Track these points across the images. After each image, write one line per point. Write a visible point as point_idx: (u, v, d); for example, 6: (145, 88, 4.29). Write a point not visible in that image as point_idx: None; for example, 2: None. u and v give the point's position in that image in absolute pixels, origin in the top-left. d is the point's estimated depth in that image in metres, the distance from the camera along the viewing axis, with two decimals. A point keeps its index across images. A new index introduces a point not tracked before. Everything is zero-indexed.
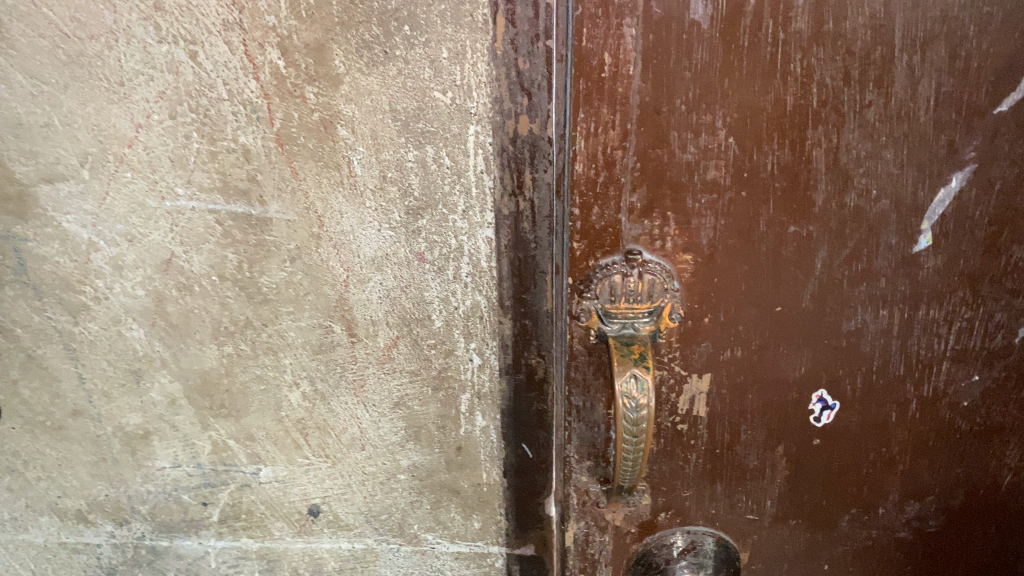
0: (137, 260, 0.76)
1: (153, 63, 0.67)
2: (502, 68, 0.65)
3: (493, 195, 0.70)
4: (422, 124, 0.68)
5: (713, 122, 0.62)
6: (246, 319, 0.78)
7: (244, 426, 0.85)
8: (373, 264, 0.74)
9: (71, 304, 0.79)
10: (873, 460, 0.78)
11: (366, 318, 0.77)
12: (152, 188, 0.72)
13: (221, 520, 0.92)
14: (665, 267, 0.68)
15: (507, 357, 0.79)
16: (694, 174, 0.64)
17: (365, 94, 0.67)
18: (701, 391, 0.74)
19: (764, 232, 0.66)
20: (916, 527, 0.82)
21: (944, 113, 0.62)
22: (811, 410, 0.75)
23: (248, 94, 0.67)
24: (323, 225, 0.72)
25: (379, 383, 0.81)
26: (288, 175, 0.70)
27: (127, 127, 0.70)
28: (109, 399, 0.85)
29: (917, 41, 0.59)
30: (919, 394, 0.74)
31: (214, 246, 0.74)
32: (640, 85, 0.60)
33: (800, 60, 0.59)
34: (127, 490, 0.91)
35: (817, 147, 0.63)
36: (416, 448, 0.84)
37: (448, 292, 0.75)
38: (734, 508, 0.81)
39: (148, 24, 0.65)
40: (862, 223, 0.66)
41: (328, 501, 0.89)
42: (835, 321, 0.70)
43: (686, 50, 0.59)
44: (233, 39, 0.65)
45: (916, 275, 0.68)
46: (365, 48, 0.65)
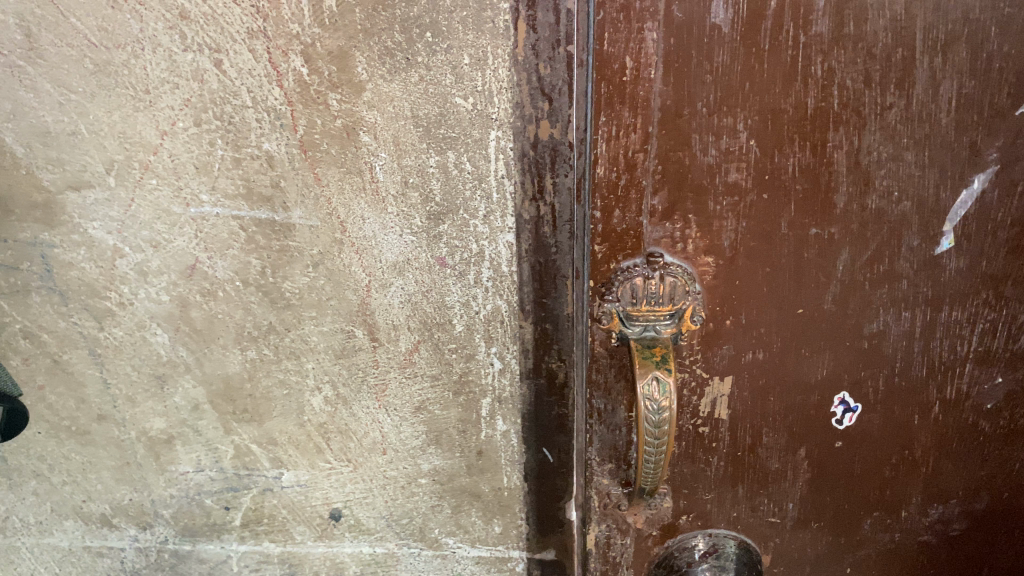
0: (161, 266, 0.77)
1: (179, 71, 0.68)
2: (523, 74, 0.65)
3: (514, 200, 0.71)
4: (444, 129, 0.68)
5: (735, 125, 0.62)
6: (269, 324, 0.79)
7: (267, 431, 0.86)
8: (395, 269, 0.75)
9: (96, 310, 0.80)
10: (896, 463, 0.78)
11: (388, 323, 0.78)
12: (177, 195, 0.73)
13: (244, 524, 0.93)
14: (687, 269, 0.68)
15: (528, 361, 0.79)
16: (715, 177, 0.64)
17: (388, 101, 0.67)
18: (722, 394, 0.74)
19: (786, 235, 0.67)
20: (940, 530, 0.82)
21: (965, 115, 0.62)
22: (833, 413, 0.75)
23: (273, 101, 0.68)
24: (346, 231, 0.73)
25: (401, 388, 0.81)
26: (312, 181, 0.71)
27: (153, 135, 0.71)
28: (134, 404, 0.86)
29: (938, 43, 0.59)
30: (942, 396, 0.74)
31: (238, 252, 0.75)
32: (661, 88, 0.61)
33: (821, 63, 0.59)
34: (151, 494, 0.91)
35: (838, 149, 0.63)
36: (437, 452, 0.85)
37: (469, 296, 0.76)
38: (755, 511, 0.81)
39: (174, 33, 0.66)
40: (884, 224, 0.66)
41: (350, 505, 0.90)
42: (857, 324, 0.70)
43: (707, 54, 0.59)
44: (257, 47, 0.66)
45: (939, 277, 0.68)
46: (388, 55, 0.66)
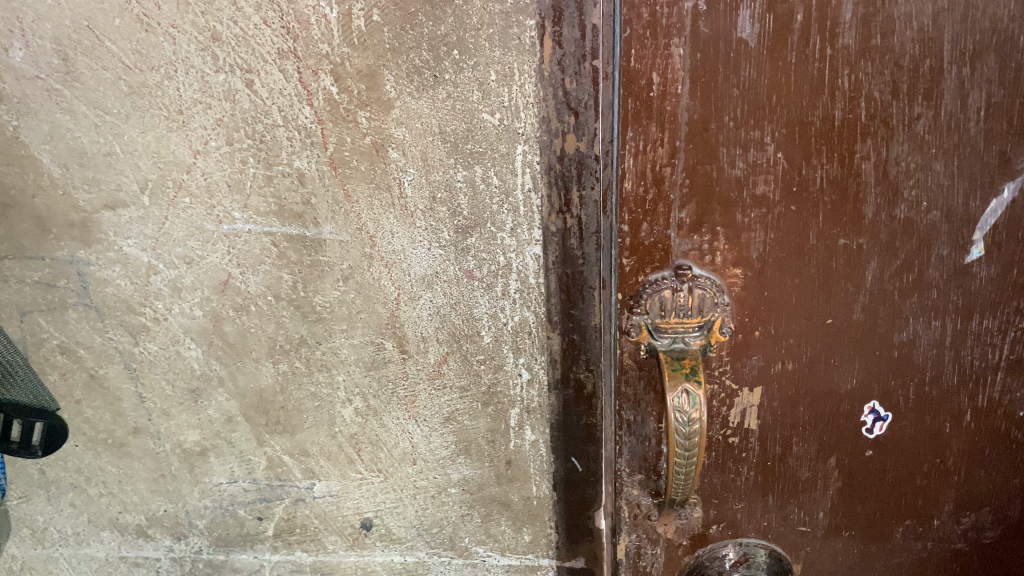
0: (195, 282, 0.78)
1: (211, 92, 0.69)
2: (549, 89, 0.66)
3: (541, 213, 0.71)
4: (471, 145, 0.69)
5: (762, 138, 0.62)
6: (301, 337, 0.80)
7: (299, 442, 0.87)
8: (423, 282, 0.75)
9: (132, 325, 0.82)
10: (928, 471, 0.77)
11: (417, 335, 0.79)
12: (210, 212, 0.75)
13: (276, 534, 0.94)
14: (715, 281, 0.69)
15: (556, 372, 0.80)
16: (743, 189, 0.64)
17: (416, 117, 0.68)
18: (752, 404, 0.74)
19: (814, 246, 0.67)
20: (973, 538, 0.82)
21: (995, 124, 0.61)
22: (863, 422, 0.74)
23: (303, 120, 0.69)
24: (375, 245, 0.74)
25: (430, 399, 0.82)
26: (341, 198, 0.72)
27: (186, 154, 0.72)
28: (168, 417, 0.87)
29: (966, 53, 0.59)
30: (973, 404, 0.74)
31: (270, 267, 0.76)
32: (688, 103, 0.61)
33: (848, 75, 0.60)
34: (186, 505, 0.93)
35: (866, 161, 0.63)
36: (466, 462, 0.86)
37: (497, 308, 0.76)
38: (786, 520, 0.81)
39: (206, 55, 0.67)
40: (913, 234, 0.66)
41: (381, 515, 0.91)
42: (887, 333, 0.70)
43: (734, 69, 0.59)
44: (287, 67, 0.67)
45: (969, 286, 0.68)
46: (416, 72, 0.66)
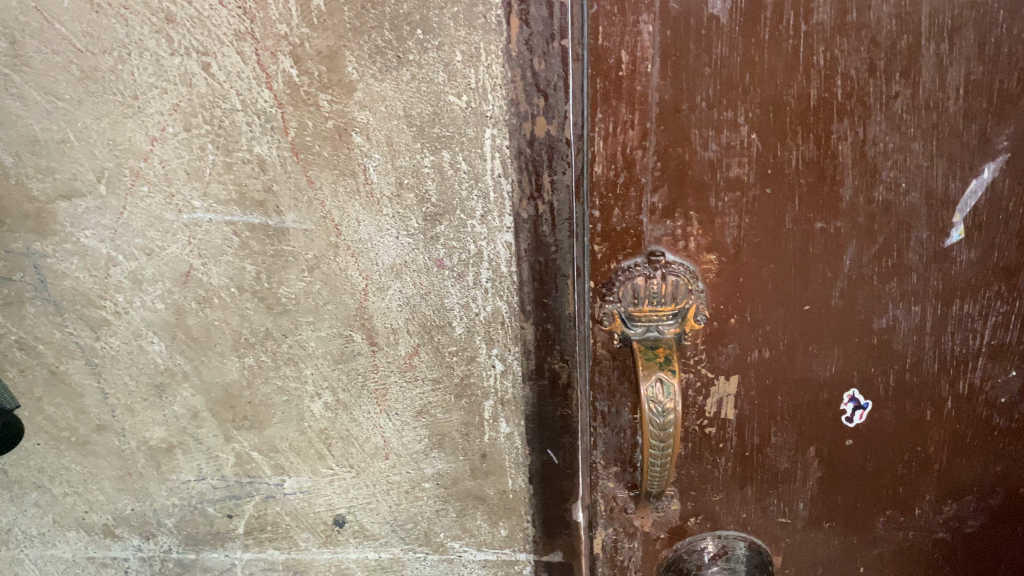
0: (156, 274, 0.76)
1: (167, 76, 0.66)
2: (517, 70, 0.63)
3: (511, 199, 0.69)
4: (438, 128, 0.67)
5: (736, 118, 0.60)
6: (266, 330, 0.78)
7: (268, 438, 0.85)
8: (392, 272, 0.73)
9: (92, 320, 0.79)
10: (909, 460, 0.76)
11: (387, 326, 0.76)
12: (169, 201, 0.72)
13: (247, 532, 0.92)
14: (689, 268, 0.67)
15: (530, 362, 0.78)
16: (717, 172, 0.62)
17: (379, 100, 0.66)
18: (728, 393, 0.72)
19: (791, 230, 0.65)
20: (955, 527, 0.81)
21: (975, 102, 0.59)
22: (843, 410, 0.73)
23: (262, 104, 0.67)
24: (340, 233, 0.72)
25: (401, 392, 0.80)
26: (304, 184, 0.70)
27: (143, 141, 0.70)
28: (133, 413, 0.85)
29: (945, 29, 0.57)
30: (954, 391, 0.72)
31: (232, 258, 0.74)
32: (659, 83, 0.59)
33: (823, 52, 0.57)
34: (153, 503, 0.91)
35: (843, 141, 0.61)
36: (440, 456, 0.84)
37: (468, 298, 0.74)
38: (766, 512, 0.79)
39: (160, 37, 0.65)
40: (892, 218, 0.64)
41: (354, 511, 0.89)
42: (866, 320, 0.68)
43: (706, 46, 0.57)
44: (245, 49, 0.64)
45: (950, 270, 0.66)
46: (378, 54, 0.64)
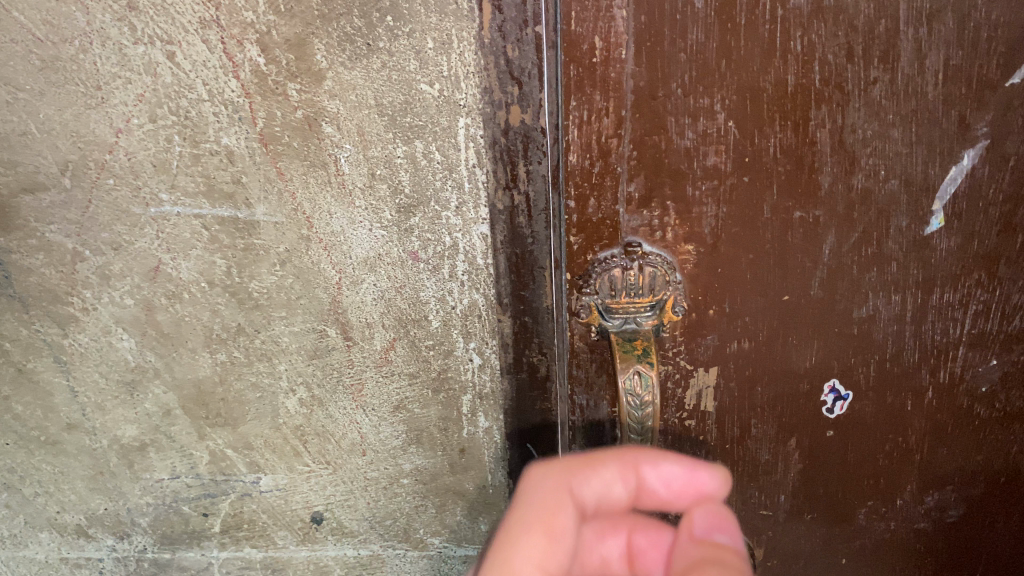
0: (124, 269, 0.74)
1: (130, 65, 0.64)
2: (490, 57, 0.62)
3: (487, 189, 0.68)
4: (410, 118, 0.65)
5: (712, 106, 0.57)
6: (238, 326, 0.76)
7: (242, 435, 0.83)
8: (366, 265, 0.72)
9: (60, 316, 0.78)
10: (890, 450, 0.75)
11: (362, 321, 0.75)
12: (136, 194, 0.70)
13: (224, 530, 0.91)
14: (666, 258, 0.64)
15: (508, 356, 0.76)
16: (693, 160, 0.59)
17: (350, 89, 0.64)
18: (708, 385, 0.71)
19: (769, 219, 0.62)
20: (936, 517, 0.80)
21: (953, 88, 0.57)
22: (823, 401, 0.72)
23: (229, 94, 0.65)
24: (312, 226, 0.70)
25: (377, 387, 0.79)
26: (274, 175, 0.68)
27: (107, 133, 0.68)
28: (104, 411, 0.83)
29: (923, 13, 0.54)
30: (934, 381, 0.72)
31: (202, 252, 0.73)
32: (634, 69, 0.55)
33: (801, 37, 0.54)
34: (127, 503, 0.89)
35: (821, 128, 0.58)
36: (418, 452, 0.83)
37: (444, 291, 0.73)
38: (746, 504, 0.79)
39: (123, 25, 0.62)
40: (871, 205, 0.62)
41: (332, 508, 0.88)
42: (846, 310, 0.67)
43: (681, 32, 0.54)
44: (210, 37, 0.62)
45: (929, 258, 0.65)
46: (348, 41, 0.62)
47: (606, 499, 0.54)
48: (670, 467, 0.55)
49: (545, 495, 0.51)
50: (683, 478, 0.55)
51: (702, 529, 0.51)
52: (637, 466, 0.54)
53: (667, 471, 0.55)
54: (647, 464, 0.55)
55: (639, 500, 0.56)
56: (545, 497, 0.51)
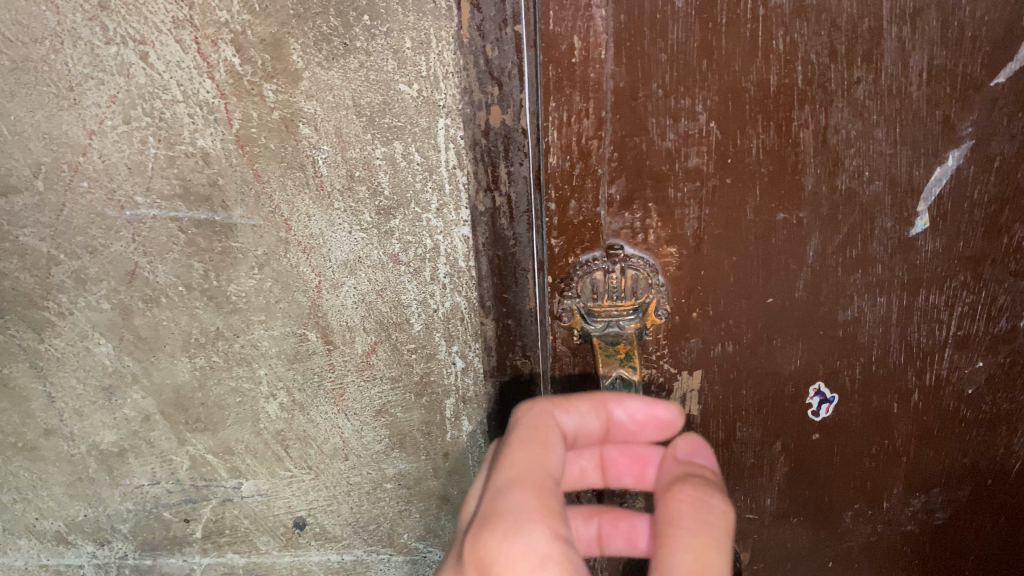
0: (100, 273, 0.73)
1: (103, 66, 0.63)
2: (469, 57, 0.60)
3: (468, 191, 0.67)
4: (389, 118, 0.64)
5: (693, 106, 0.56)
6: (216, 330, 0.75)
7: (223, 440, 0.82)
8: (346, 268, 0.71)
9: (35, 321, 0.76)
10: (876, 453, 0.75)
11: (342, 325, 0.74)
12: (111, 197, 0.69)
13: (205, 536, 0.90)
14: (649, 261, 0.63)
15: (491, 359, 0.75)
16: (675, 161, 0.58)
17: (327, 90, 0.63)
18: (692, 389, 0.70)
19: (752, 220, 0.61)
20: (923, 520, 0.80)
21: (937, 88, 0.56)
22: (809, 404, 0.71)
23: (204, 95, 0.64)
24: (291, 229, 0.69)
25: (359, 392, 0.78)
26: (251, 177, 0.67)
27: (80, 135, 0.66)
28: (81, 417, 0.82)
29: (906, 11, 0.53)
30: (921, 383, 0.71)
31: (179, 255, 0.71)
32: (613, 69, 0.54)
33: (782, 36, 0.53)
34: (107, 509, 0.88)
35: (804, 129, 0.57)
36: (401, 456, 0.82)
37: (426, 294, 0.72)
38: (733, 508, 0.78)
39: (94, 25, 0.61)
40: (856, 206, 0.61)
41: (314, 513, 0.88)
42: (831, 312, 0.66)
43: (661, 31, 0.53)
44: (184, 37, 0.61)
45: (914, 260, 0.64)
46: (324, 41, 0.61)
47: (581, 434, 0.54)
48: (632, 403, 0.55)
49: (535, 420, 0.51)
50: (645, 411, 0.55)
51: (683, 454, 0.53)
52: (607, 404, 0.54)
53: (633, 406, 0.55)
54: (614, 402, 0.55)
55: (609, 434, 0.56)
56: (531, 422, 0.51)
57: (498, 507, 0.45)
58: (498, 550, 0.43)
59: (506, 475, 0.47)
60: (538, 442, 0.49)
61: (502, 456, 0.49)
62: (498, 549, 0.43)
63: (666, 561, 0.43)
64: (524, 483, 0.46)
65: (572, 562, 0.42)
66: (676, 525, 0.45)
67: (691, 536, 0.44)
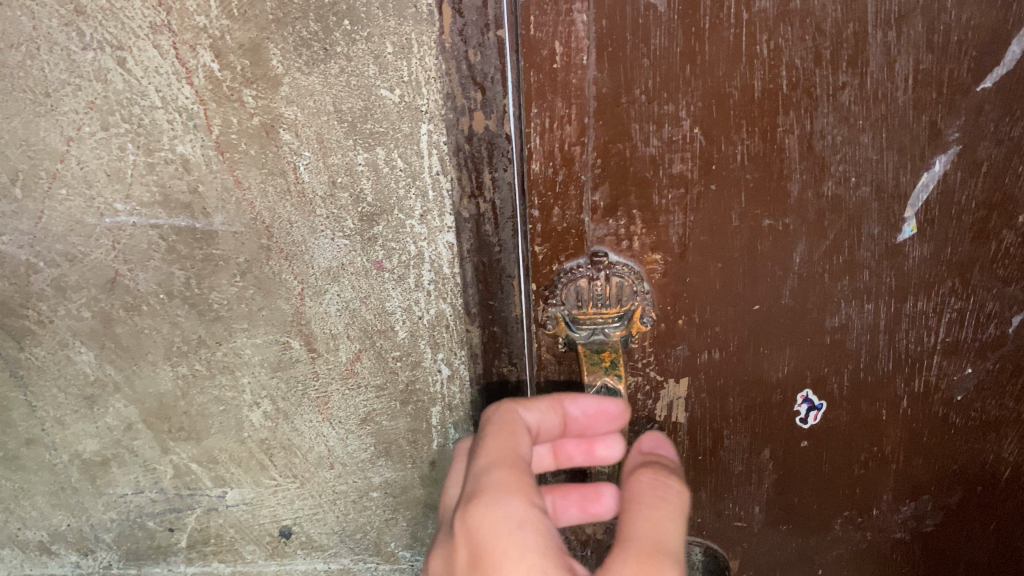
0: (80, 281, 0.72)
1: (80, 72, 0.62)
2: (452, 62, 0.59)
3: (452, 197, 0.66)
4: (370, 124, 0.63)
5: (677, 112, 0.55)
6: (199, 338, 0.75)
7: (207, 449, 0.82)
8: (329, 275, 0.70)
9: (15, 330, 0.75)
10: (865, 460, 0.74)
11: (326, 332, 0.73)
12: (90, 205, 0.68)
13: (190, 545, 0.90)
14: (634, 268, 0.62)
15: (477, 367, 0.75)
16: (659, 168, 0.58)
17: (308, 95, 0.62)
18: (679, 397, 0.70)
19: (737, 227, 0.61)
20: (913, 527, 0.79)
21: (924, 93, 0.56)
22: (797, 412, 0.71)
23: (183, 101, 0.63)
24: (272, 235, 0.68)
25: (344, 400, 0.77)
26: (231, 184, 0.66)
27: (58, 141, 0.65)
28: (63, 426, 0.81)
29: (891, 16, 0.52)
30: (909, 390, 0.70)
31: (160, 263, 0.70)
32: (595, 75, 0.53)
33: (766, 41, 0.53)
34: (90, 518, 0.87)
35: (790, 134, 0.57)
36: (387, 465, 0.82)
37: (410, 301, 0.71)
38: (721, 515, 0.78)
39: (71, 30, 0.60)
40: (842, 212, 0.60)
41: (299, 522, 0.87)
42: (818, 318, 0.66)
43: (643, 36, 0.52)
44: (162, 42, 0.60)
45: (902, 266, 0.63)
46: (304, 45, 0.60)
47: (542, 430, 0.55)
48: (584, 400, 0.58)
49: (505, 415, 0.52)
50: (595, 408, 0.58)
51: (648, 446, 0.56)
52: (563, 403, 0.57)
53: (583, 403, 0.58)
54: (570, 402, 0.57)
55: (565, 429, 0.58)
56: (502, 417, 0.52)
57: (479, 485, 0.46)
58: (479, 521, 0.44)
59: (481, 462, 0.48)
60: (508, 432, 0.51)
61: (473, 448, 0.50)
62: (478, 519, 0.44)
63: (630, 531, 0.45)
64: (503, 464, 0.47)
65: (549, 528, 0.44)
66: (638, 503, 0.48)
67: (651, 510, 0.47)
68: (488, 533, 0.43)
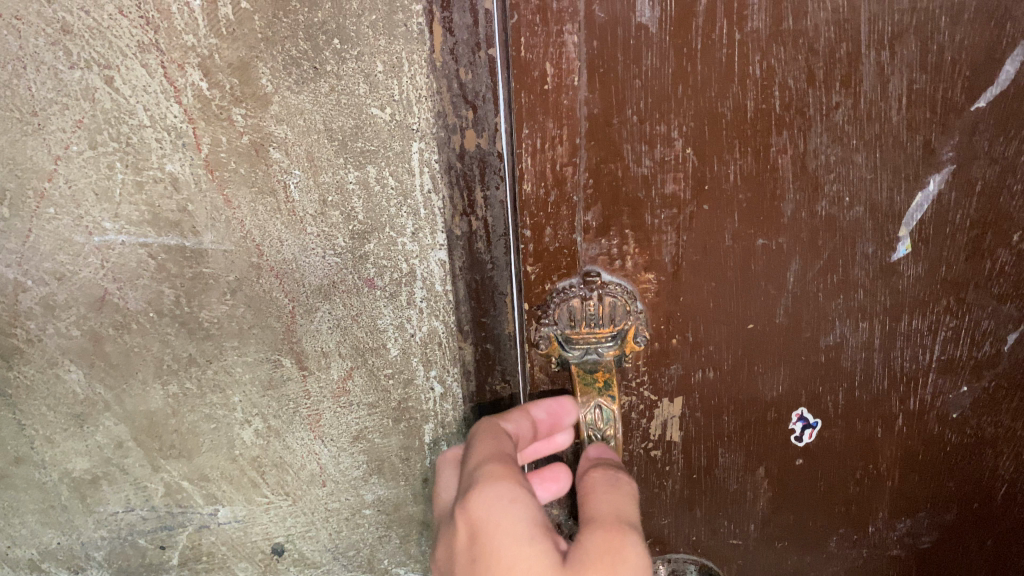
0: (69, 299, 0.71)
1: (67, 90, 0.61)
2: (442, 80, 0.58)
3: (444, 215, 0.65)
4: (361, 143, 0.62)
5: (669, 133, 0.55)
6: (189, 356, 0.74)
7: (197, 466, 0.81)
8: (320, 293, 0.69)
9: (4, 348, 0.74)
10: (861, 477, 0.74)
11: (317, 350, 0.73)
12: (78, 223, 0.67)
13: (182, 563, 0.89)
14: (626, 287, 0.62)
15: (470, 384, 0.74)
16: (651, 188, 0.57)
17: (298, 114, 0.61)
18: (673, 415, 0.69)
19: (730, 247, 0.60)
20: (909, 544, 0.79)
21: (917, 113, 0.55)
22: (792, 429, 0.70)
23: (172, 119, 0.62)
24: (262, 254, 0.68)
25: (335, 417, 0.77)
26: (221, 203, 0.66)
27: (46, 160, 0.64)
28: (53, 444, 0.80)
29: (884, 36, 0.52)
30: (905, 408, 0.70)
31: (149, 281, 0.70)
32: (587, 96, 0.53)
33: (759, 62, 0.52)
34: (80, 536, 0.86)
35: (783, 154, 0.56)
36: (380, 482, 0.82)
37: (402, 318, 0.71)
38: (716, 533, 0.77)
39: (58, 49, 0.59)
40: (836, 231, 0.60)
41: (292, 539, 0.87)
42: (812, 337, 0.65)
43: (634, 57, 0.52)
44: (150, 61, 0.60)
45: (897, 285, 0.63)
46: (294, 65, 0.59)
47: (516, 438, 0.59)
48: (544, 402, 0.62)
49: (489, 424, 0.57)
50: (557, 408, 0.62)
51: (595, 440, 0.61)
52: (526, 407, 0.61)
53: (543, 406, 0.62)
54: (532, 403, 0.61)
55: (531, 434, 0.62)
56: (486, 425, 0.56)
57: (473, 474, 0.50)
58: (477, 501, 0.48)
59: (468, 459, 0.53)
60: (492, 429, 0.56)
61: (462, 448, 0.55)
62: (475, 503, 0.48)
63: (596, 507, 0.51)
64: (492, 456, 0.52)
65: (535, 504, 0.49)
66: (595, 486, 0.53)
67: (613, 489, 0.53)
68: (485, 515, 0.47)
